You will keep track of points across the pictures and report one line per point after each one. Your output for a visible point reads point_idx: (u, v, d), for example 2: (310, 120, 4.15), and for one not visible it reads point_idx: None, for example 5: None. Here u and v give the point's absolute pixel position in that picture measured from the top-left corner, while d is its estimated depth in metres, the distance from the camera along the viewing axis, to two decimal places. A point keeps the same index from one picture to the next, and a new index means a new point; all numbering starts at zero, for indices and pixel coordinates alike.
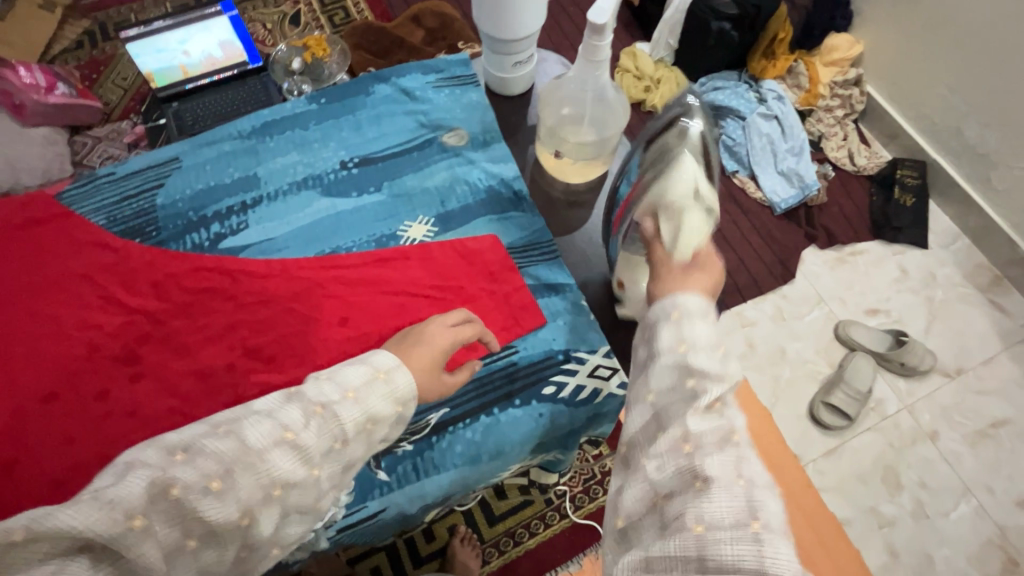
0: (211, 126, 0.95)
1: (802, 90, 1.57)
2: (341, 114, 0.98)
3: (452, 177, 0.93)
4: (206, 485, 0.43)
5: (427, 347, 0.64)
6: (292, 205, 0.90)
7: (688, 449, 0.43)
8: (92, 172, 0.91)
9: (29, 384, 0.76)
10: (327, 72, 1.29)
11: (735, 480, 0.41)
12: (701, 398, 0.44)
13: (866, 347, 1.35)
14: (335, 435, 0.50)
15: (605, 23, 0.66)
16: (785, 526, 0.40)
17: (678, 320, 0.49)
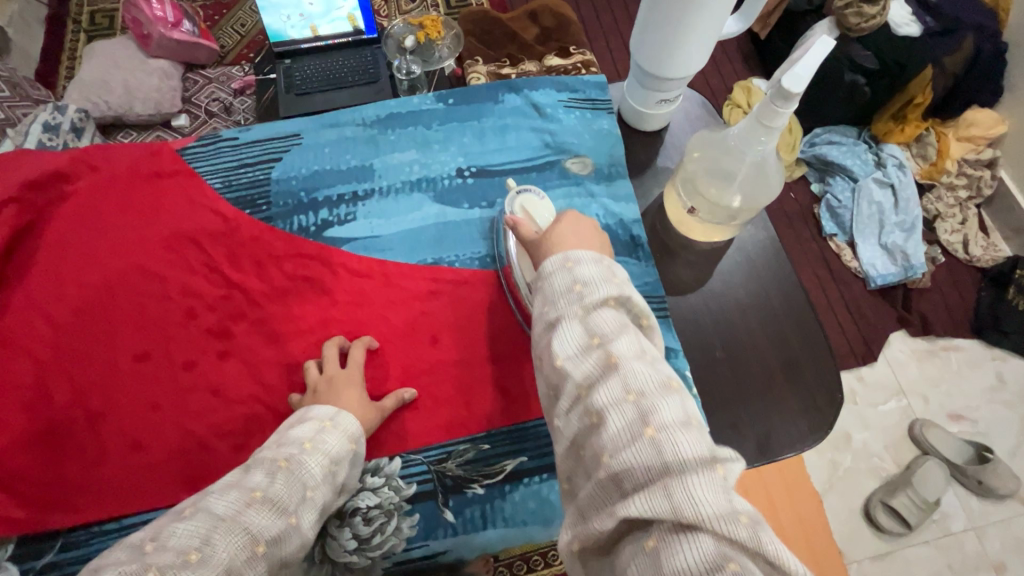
0: (337, 108, 0.93)
1: (926, 161, 1.42)
2: (466, 118, 0.93)
3: (569, 208, 0.87)
4: (183, 559, 0.45)
5: (354, 391, 0.71)
6: (402, 205, 0.87)
7: (583, 391, 0.46)
8: (216, 133, 0.91)
9: (124, 338, 0.77)
10: (438, 54, 1.18)
11: (620, 397, 0.43)
12: (574, 345, 0.48)
13: (943, 455, 1.22)
14: (304, 483, 0.56)
15: (798, 92, 0.59)
16: (683, 413, 0.42)
17: (544, 293, 0.53)
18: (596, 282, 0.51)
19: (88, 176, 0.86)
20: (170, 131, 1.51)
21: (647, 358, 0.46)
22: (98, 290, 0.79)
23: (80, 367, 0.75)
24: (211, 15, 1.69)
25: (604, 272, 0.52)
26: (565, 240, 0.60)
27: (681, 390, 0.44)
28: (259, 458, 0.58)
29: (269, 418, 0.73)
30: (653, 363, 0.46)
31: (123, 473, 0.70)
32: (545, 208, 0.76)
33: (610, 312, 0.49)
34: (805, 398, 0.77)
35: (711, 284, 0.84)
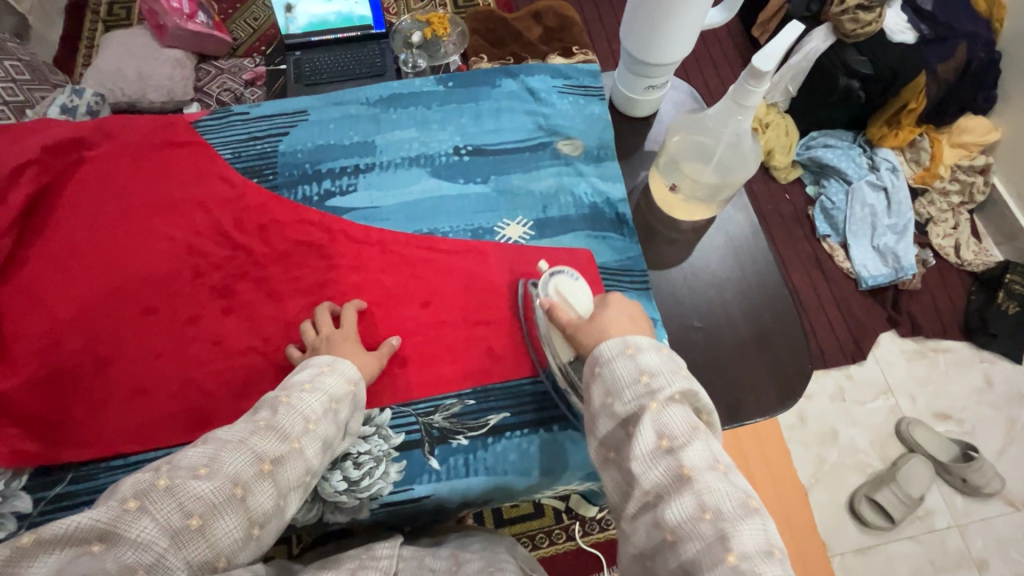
0: (342, 87, 0.98)
1: (920, 166, 1.46)
2: (465, 100, 0.98)
3: (559, 185, 0.92)
4: (193, 471, 0.49)
5: (351, 344, 0.74)
6: (401, 179, 0.92)
7: (654, 498, 0.49)
8: (227, 108, 0.96)
9: (133, 291, 0.81)
10: (443, 50, 1.25)
11: (695, 513, 0.46)
12: (644, 447, 0.50)
13: (928, 453, 1.25)
14: (305, 416, 0.58)
15: (767, 71, 0.64)
16: (764, 541, 0.44)
17: (605, 382, 0.56)
18: (664, 375, 0.53)
19: (105, 143, 0.91)
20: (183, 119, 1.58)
21: (720, 469, 0.48)
22: (112, 249, 0.84)
23: (92, 318, 0.79)
24: (226, 10, 1.76)
25: (665, 362, 0.55)
26: (617, 324, 0.62)
27: (759, 510, 0.47)
28: (265, 401, 0.60)
29: (268, 370, 0.77)
30: (725, 473, 0.48)
31: (128, 415, 0.75)
32: (579, 287, 0.72)
33: (680, 412, 0.51)
34: (775, 365, 0.82)
35: (692, 261, 0.88)
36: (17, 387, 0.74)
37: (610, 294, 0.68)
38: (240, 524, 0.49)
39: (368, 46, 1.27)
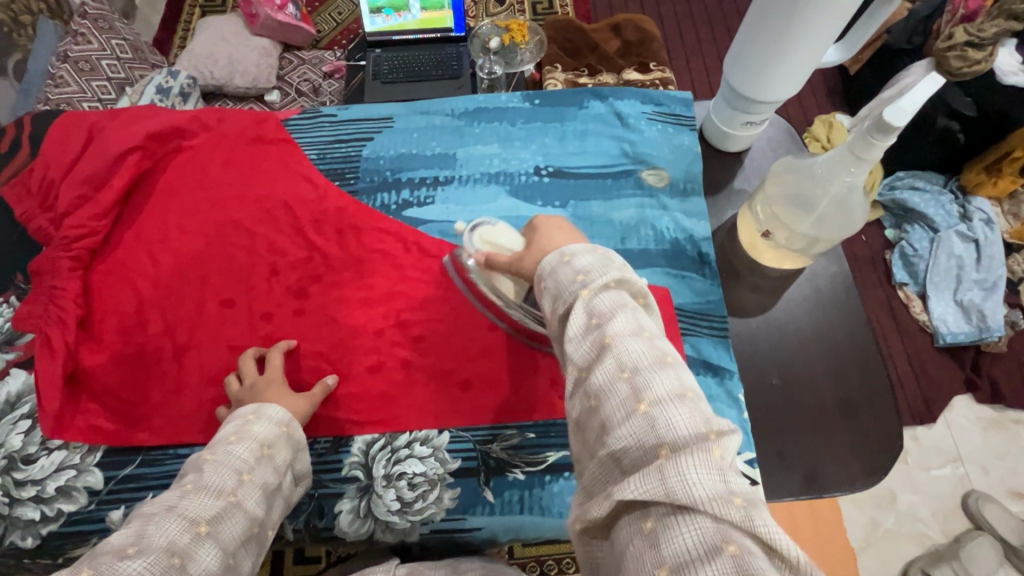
0: (429, 97, 0.98)
1: (1020, 220, 1.32)
2: (550, 119, 0.96)
3: (640, 217, 0.88)
4: (121, 550, 0.45)
5: (278, 387, 0.72)
6: (478, 195, 0.91)
7: (582, 373, 0.44)
8: (318, 109, 0.98)
9: (213, 282, 0.84)
10: (520, 57, 1.26)
11: (614, 374, 0.42)
12: (574, 329, 0.46)
13: (997, 532, 1.14)
14: (236, 467, 0.57)
15: (899, 126, 0.58)
16: (678, 387, 0.40)
17: (549, 291, 0.50)
18: (597, 265, 0.48)
19: (203, 135, 0.94)
20: (263, 106, 1.68)
21: (644, 335, 0.44)
22: (199, 237, 0.87)
23: (174, 303, 0.82)
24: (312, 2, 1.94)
25: (602, 261, 0.49)
26: (550, 242, 0.58)
27: (679, 365, 0.42)
28: (189, 465, 0.58)
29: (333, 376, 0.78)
30: (650, 339, 0.44)
31: (197, 405, 0.76)
32: (500, 228, 0.69)
33: (613, 293, 0.46)
34: (860, 438, 0.75)
35: (775, 312, 0.83)
36: (99, 364, 0.77)
37: (540, 217, 0.64)
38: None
39: (446, 48, 1.32)
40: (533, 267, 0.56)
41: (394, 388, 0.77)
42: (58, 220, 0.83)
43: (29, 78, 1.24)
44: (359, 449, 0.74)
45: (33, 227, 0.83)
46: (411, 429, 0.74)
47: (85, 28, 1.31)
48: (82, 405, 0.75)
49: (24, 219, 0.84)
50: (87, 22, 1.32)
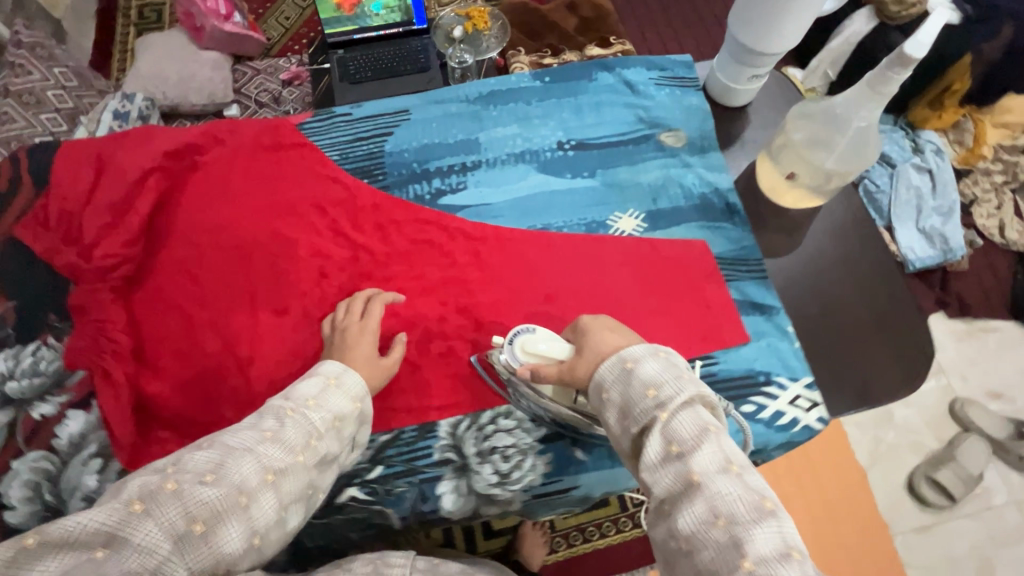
0: (442, 86, 0.99)
1: (964, 147, 1.44)
2: (564, 95, 0.99)
3: (666, 177, 0.93)
4: (201, 477, 0.51)
5: (362, 347, 0.74)
6: (509, 175, 0.93)
7: (668, 506, 0.47)
8: (330, 109, 0.97)
9: (262, 294, 0.82)
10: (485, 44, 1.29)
11: (707, 520, 0.44)
12: (653, 454, 0.49)
13: (983, 431, 1.27)
14: (309, 430, 0.60)
15: (918, 58, 0.64)
16: (781, 544, 0.42)
17: (616, 401, 0.54)
18: (671, 383, 0.52)
19: (216, 148, 0.91)
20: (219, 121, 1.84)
21: (732, 472, 0.46)
22: (237, 251, 0.85)
23: (227, 320, 0.81)
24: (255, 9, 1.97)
25: (666, 366, 0.53)
26: (604, 342, 0.60)
27: (770, 515, 0.44)
28: (267, 410, 0.61)
29: (404, 366, 0.78)
30: (740, 476, 0.46)
31: None
32: (541, 336, 0.69)
33: (691, 416, 0.50)
34: (897, 350, 0.82)
35: (803, 249, 0.89)
36: (162, 391, 0.77)
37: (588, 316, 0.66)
38: (240, 533, 0.51)
39: (409, 42, 1.32)
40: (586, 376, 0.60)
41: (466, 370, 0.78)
42: (86, 252, 0.81)
43: None
44: (446, 431, 0.75)
45: (61, 263, 0.80)
46: (492, 405, 0.76)
47: (24, 58, 1.32)
48: (154, 433, 0.75)
49: (47, 255, 0.81)
50: (25, 52, 1.34)
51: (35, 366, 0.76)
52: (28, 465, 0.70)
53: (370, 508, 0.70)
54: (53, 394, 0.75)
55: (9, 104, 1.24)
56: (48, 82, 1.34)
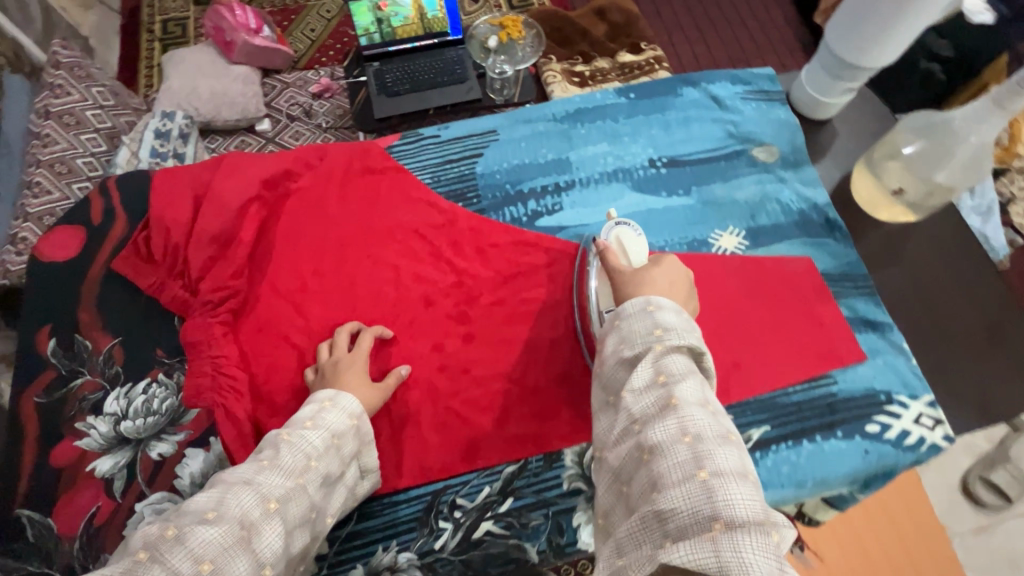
0: (528, 105, 0.98)
1: None
2: (651, 111, 0.98)
3: (763, 193, 0.92)
4: (201, 516, 0.53)
5: (356, 371, 0.73)
6: (604, 194, 0.92)
7: (642, 425, 0.54)
8: (417, 132, 0.96)
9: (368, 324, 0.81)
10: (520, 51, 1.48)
11: (676, 436, 0.52)
12: (642, 380, 0.56)
13: None
14: (306, 453, 0.61)
15: None
16: (737, 464, 0.50)
17: (621, 332, 0.61)
18: (676, 331, 0.58)
19: (308, 174, 0.90)
20: (252, 134, 1.91)
21: (708, 407, 0.53)
22: (341, 279, 0.84)
23: None
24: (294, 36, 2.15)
25: (681, 321, 0.60)
26: (655, 280, 0.66)
27: (731, 446, 0.51)
28: (267, 440, 0.63)
29: (522, 393, 0.77)
30: (713, 412, 0.53)
31: (398, 452, 0.74)
32: (637, 243, 0.79)
33: (681, 359, 0.57)
34: (1014, 361, 0.81)
35: (906, 262, 0.88)
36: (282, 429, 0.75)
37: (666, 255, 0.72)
38: (249, 567, 0.52)
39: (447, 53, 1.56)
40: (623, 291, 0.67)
41: (585, 395, 0.77)
42: (193, 285, 0.79)
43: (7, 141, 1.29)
44: (571, 460, 0.74)
45: (168, 297, 0.78)
46: None
47: (63, 79, 1.34)
48: None
49: (154, 290, 0.79)
50: (63, 72, 1.35)
51: (149, 405, 0.74)
52: (150, 508, 0.69)
53: (508, 541, 0.69)
54: (169, 432, 0.73)
55: (49, 125, 1.27)
56: (86, 101, 1.36)
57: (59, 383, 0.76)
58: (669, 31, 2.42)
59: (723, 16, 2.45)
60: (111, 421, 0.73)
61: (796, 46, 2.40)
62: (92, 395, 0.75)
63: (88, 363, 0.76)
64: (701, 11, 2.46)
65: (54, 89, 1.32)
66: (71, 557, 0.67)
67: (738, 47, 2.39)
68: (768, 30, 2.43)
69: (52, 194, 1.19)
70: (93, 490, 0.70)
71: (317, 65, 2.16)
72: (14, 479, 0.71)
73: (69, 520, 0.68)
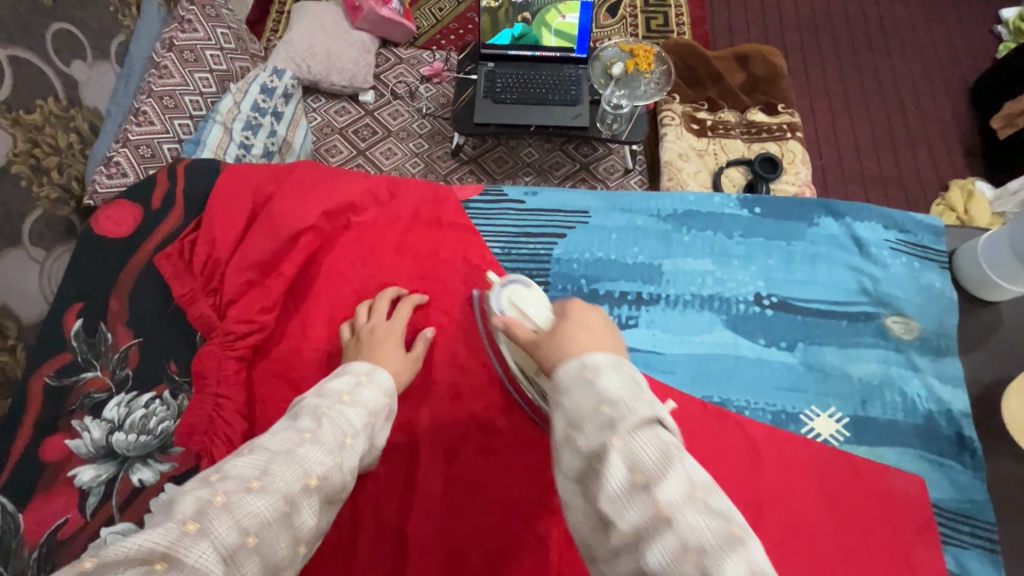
0: (633, 192, 0.86)
1: None
2: (773, 235, 0.83)
3: (885, 376, 0.75)
4: (247, 485, 0.48)
5: (390, 343, 0.72)
6: (690, 322, 0.78)
7: (632, 544, 0.42)
8: (503, 190, 0.88)
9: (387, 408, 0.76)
10: (639, 85, 1.68)
11: (678, 553, 0.40)
12: (618, 485, 0.43)
13: None
14: (345, 430, 0.57)
15: None
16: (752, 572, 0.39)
17: (566, 411, 0.48)
18: (627, 403, 0.46)
19: (374, 209, 0.85)
20: (354, 103, 1.96)
21: (697, 499, 0.42)
22: None
23: None
24: (425, 15, 2.16)
25: (628, 381, 0.48)
26: (575, 336, 0.55)
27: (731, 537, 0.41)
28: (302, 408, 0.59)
29: (528, 538, 0.70)
30: (704, 502, 0.42)
31: (376, 557, 0.70)
32: (531, 297, 0.68)
33: (649, 439, 0.45)
34: None
35: None
36: None
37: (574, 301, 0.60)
38: (288, 546, 0.48)
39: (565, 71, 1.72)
40: (545, 356, 0.55)
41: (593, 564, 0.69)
42: (221, 306, 0.77)
43: (130, 61, 1.30)
44: None
45: (195, 313, 0.76)
46: None
47: (194, 15, 1.39)
48: None
49: (184, 301, 0.77)
50: (196, 9, 1.40)
51: (145, 422, 0.71)
52: (112, 537, 0.65)
53: None
54: (155, 459, 0.70)
55: (170, 57, 1.30)
56: (209, 41, 1.40)
57: (70, 369, 0.73)
58: (814, 95, 2.16)
59: (880, 92, 2.17)
60: (104, 428, 0.70)
61: (957, 146, 2.09)
62: (96, 395, 0.72)
63: (102, 358, 0.74)
64: (856, 81, 2.19)
65: (182, 24, 1.36)
66: (24, 566, 0.64)
67: (889, 132, 2.11)
68: (928, 121, 2.13)
69: (154, 126, 1.22)
70: (67, 498, 0.67)
71: (435, 47, 2.10)
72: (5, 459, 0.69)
73: (35, 523, 0.65)
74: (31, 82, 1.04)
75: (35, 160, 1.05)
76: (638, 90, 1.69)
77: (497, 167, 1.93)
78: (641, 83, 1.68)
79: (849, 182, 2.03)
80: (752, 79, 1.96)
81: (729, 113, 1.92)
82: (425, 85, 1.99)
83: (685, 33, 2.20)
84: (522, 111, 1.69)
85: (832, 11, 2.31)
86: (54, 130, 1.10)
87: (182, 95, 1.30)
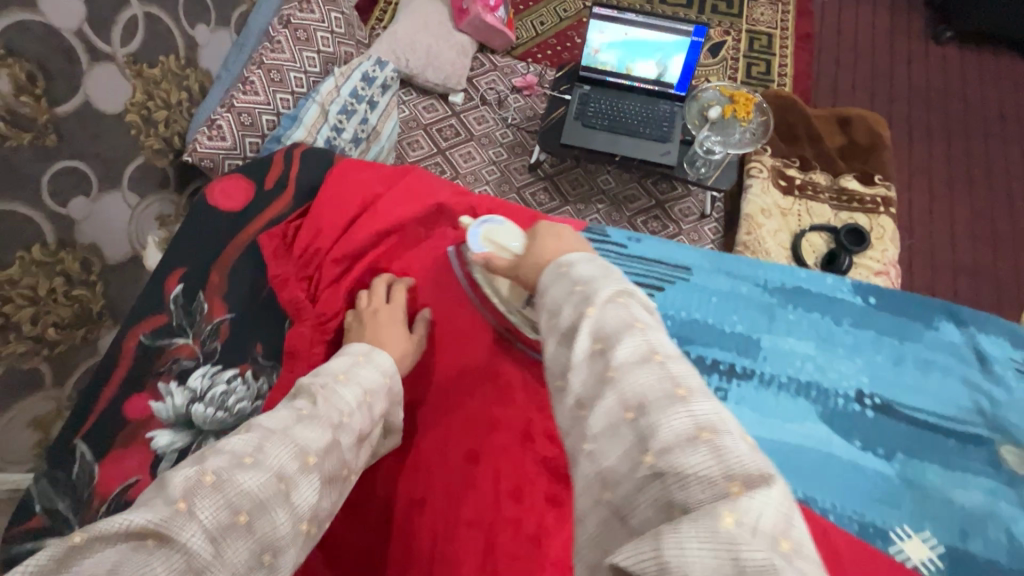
0: (739, 258, 0.95)
1: None
2: (886, 331, 0.88)
3: (991, 510, 0.75)
4: (238, 460, 0.52)
5: (392, 320, 0.79)
6: (784, 407, 0.82)
7: (583, 406, 0.46)
8: (608, 234, 0.97)
9: (463, 439, 0.78)
10: (734, 130, 1.62)
11: (620, 410, 0.43)
12: (581, 354, 0.48)
13: None
14: (340, 409, 0.62)
15: None
16: (685, 429, 0.40)
17: (547, 304, 0.55)
18: (598, 282, 0.53)
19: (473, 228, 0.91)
20: (443, 102, 1.98)
21: (652, 366, 0.45)
22: (468, 366, 0.84)
23: (428, 455, 0.78)
24: (526, 27, 2.17)
25: (603, 271, 0.55)
26: (543, 245, 0.65)
27: (675, 396, 0.43)
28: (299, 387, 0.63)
29: None
30: (660, 365, 0.45)
31: None
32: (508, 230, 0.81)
33: (620, 312, 0.49)
34: None
35: None
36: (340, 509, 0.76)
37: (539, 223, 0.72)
38: (287, 519, 0.51)
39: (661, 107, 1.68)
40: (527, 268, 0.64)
41: None
42: (313, 293, 0.82)
43: (248, 32, 1.34)
44: None
45: (287, 296, 0.81)
46: None
47: None
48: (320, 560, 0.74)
49: (277, 282, 0.83)
50: None
51: (224, 398, 0.74)
52: None
53: None
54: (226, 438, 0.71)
55: (284, 33, 1.34)
56: (322, 23, 1.44)
57: (164, 332, 0.75)
58: (913, 170, 2.05)
59: (986, 179, 2.05)
60: (186, 396, 0.72)
61: None
62: (185, 361, 0.74)
63: (195, 328, 0.76)
64: (963, 165, 2.06)
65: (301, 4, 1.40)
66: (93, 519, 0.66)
67: (991, 224, 1.98)
68: None
69: (258, 96, 1.26)
70: (140, 458, 0.69)
71: (530, 59, 2.10)
72: (85, 407, 0.72)
73: (105, 476, 0.67)
74: (159, 41, 1.10)
75: (146, 112, 1.09)
76: (732, 136, 1.63)
77: (570, 189, 1.90)
78: (738, 129, 1.61)
79: (937, 268, 1.91)
80: (851, 144, 1.86)
81: (821, 175, 1.83)
82: (514, 96, 2.00)
83: (786, 84, 2.12)
84: (611, 139, 1.66)
85: (946, 85, 2.19)
86: (169, 86, 1.14)
87: (288, 71, 1.33)
